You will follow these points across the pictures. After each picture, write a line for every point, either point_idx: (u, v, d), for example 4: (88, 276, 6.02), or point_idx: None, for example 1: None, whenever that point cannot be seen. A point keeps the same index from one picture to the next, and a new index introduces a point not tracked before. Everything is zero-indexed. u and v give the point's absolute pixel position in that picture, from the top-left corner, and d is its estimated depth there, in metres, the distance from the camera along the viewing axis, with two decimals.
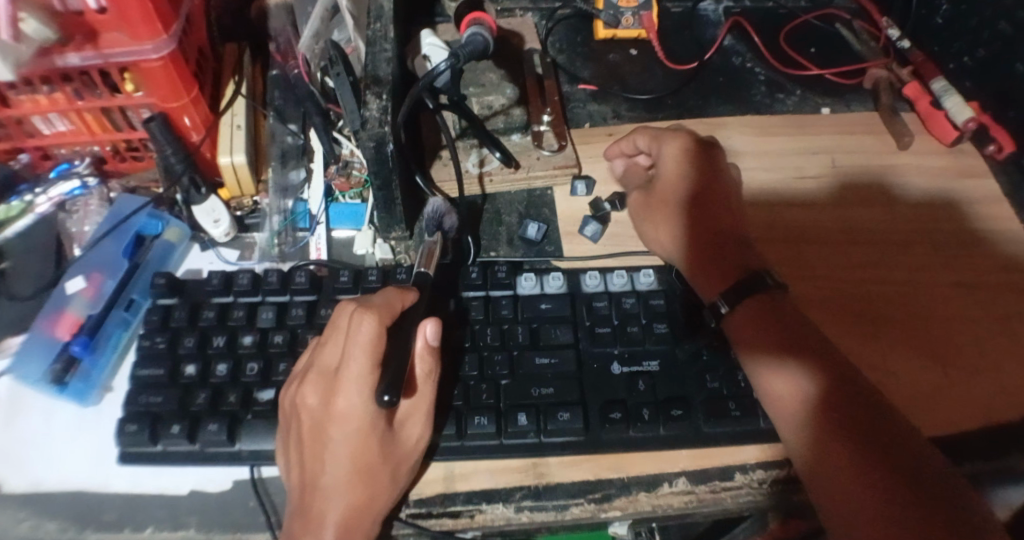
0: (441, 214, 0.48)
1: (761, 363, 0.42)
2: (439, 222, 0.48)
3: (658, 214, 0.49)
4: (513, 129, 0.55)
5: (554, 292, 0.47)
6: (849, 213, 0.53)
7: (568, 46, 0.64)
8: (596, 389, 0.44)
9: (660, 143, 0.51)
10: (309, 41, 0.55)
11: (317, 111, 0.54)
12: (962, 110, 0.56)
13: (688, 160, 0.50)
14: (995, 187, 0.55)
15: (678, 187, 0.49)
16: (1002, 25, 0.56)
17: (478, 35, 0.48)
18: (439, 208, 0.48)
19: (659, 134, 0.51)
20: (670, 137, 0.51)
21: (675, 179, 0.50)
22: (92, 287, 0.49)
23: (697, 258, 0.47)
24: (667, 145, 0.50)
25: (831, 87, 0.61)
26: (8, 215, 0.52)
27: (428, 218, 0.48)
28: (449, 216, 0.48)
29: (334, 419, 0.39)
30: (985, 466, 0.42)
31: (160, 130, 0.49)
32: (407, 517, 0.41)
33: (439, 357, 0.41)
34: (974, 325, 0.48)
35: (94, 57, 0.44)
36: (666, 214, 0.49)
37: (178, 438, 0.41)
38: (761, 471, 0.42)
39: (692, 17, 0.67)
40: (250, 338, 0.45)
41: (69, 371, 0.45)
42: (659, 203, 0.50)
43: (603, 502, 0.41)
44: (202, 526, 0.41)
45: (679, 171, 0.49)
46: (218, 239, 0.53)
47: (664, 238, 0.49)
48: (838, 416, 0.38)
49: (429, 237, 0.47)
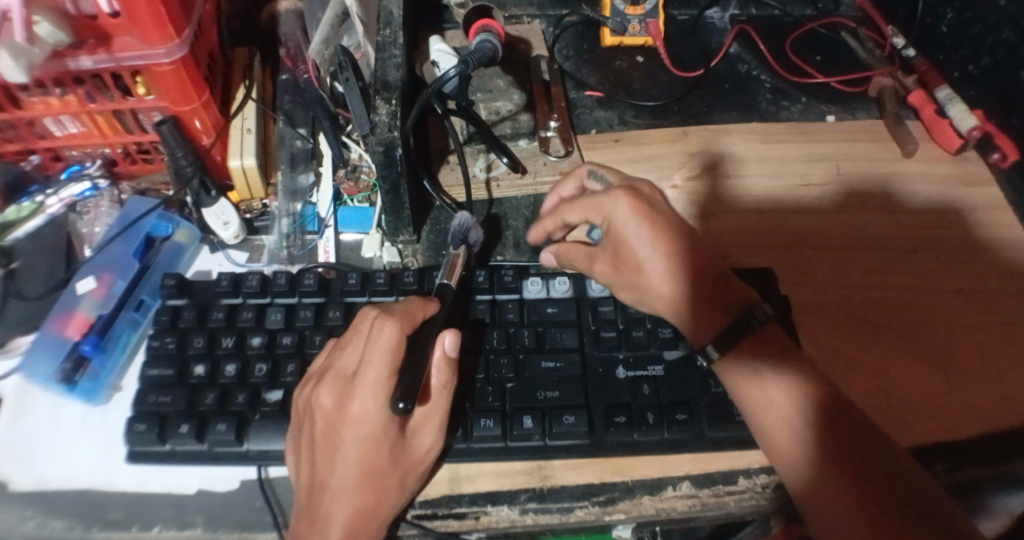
0: (467, 227, 0.49)
1: (751, 377, 0.42)
2: (465, 236, 0.48)
3: (636, 273, 0.45)
4: (520, 135, 0.56)
5: (559, 295, 0.48)
6: (853, 219, 0.54)
7: (574, 52, 0.65)
8: (601, 391, 0.44)
9: (609, 205, 0.46)
10: (319, 46, 0.56)
11: (327, 115, 0.55)
12: (966, 118, 0.56)
13: (645, 210, 0.46)
14: (997, 194, 0.55)
15: (651, 235, 0.45)
16: (1006, 33, 0.57)
17: (486, 42, 0.49)
18: (466, 221, 0.49)
19: (595, 200, 0.47)
20: (611, 194, 0.46)
21: (641, 232, 0.45)
22: (102, 287, 0.49)
23: (691, 288, 0.44)
24: (619, 203, 0.46)
25: (835, 94, 0.62)
26: (20, 214, 0.53)
27: (454, 231, 0.48)
28: (474, 231, 0.49)
29: (349, 423, 0.39)
30: (986, 472, 0.42)
31: (170, 132, 0.49)
32: (413, 518, 0.41)
33: (456, 369, 0.41)
34: (975, 331, 0.48)
35: (107, 60, 0.45)
36: (641, 274, 0.45)
37: (186, 438, 0.42)
38: (763, 475, 0.43)
39: (697, 25, 0.67)
40: (259, 339, 0.45)
41: (78, 370, 0.45)
42: (632, 263, 0.45)
43: (607, 505, 0.42)
44: (208, 525, 0.41)
45: (642, 221, 0.45)
46: (228, 241, 0.54)
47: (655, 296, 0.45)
48: (835, 420, 0.40)
49: (453, 250, 0.48)
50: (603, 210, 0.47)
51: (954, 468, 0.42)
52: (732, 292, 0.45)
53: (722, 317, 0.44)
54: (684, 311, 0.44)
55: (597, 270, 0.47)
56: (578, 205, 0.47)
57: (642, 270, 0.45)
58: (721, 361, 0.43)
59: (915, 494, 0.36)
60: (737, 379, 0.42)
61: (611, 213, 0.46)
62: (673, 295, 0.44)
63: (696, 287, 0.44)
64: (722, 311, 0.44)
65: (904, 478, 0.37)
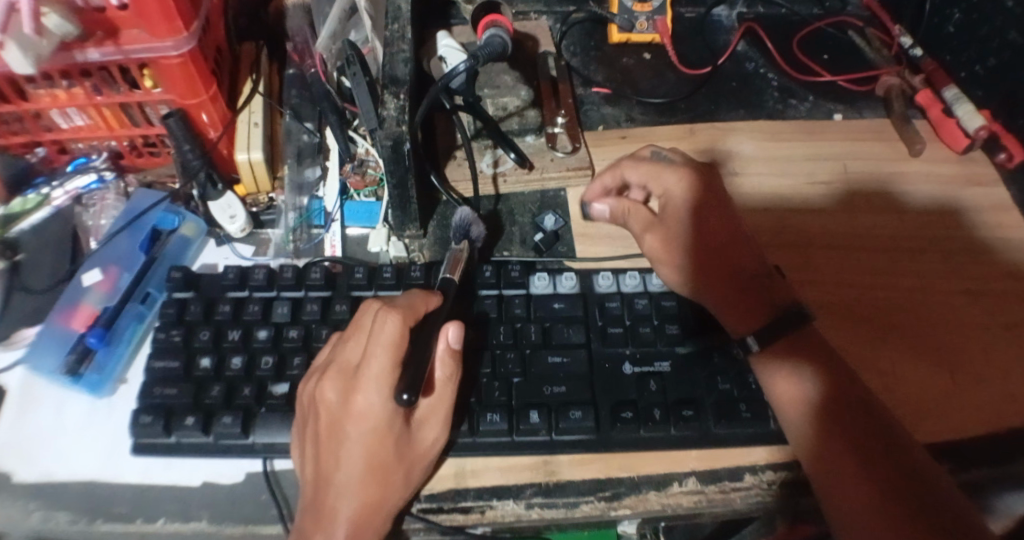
0: (468, 223, 0.49)
1: (776, 365, 0.43)
2: (466, 231, 0.48)
3: (676, 250, 0.47)
4: (528, 131, 0.56)
5: (566, 291, 0.48)
6: (858, 219, 0.54)
7: (581, 49, 0.65)
8: (608, 388, 0.44)
9: (670, 181, 0.49)
10: (326, 41, 0.56)
11: (333, 111, 0.55)
12: (973, 117, 0.56)
13: (699, 188, 0.48)
14: (1003, 195, 0.55)
15: (695, 209, 0.48)
16: (1013, 34, 0.57)
17: (496, 36, 0.48)
18: (466, 217, 0.49)
19: (658, 169, 0.49)
20: (674, 172, 0.49)
21: (689, 208, 0.48)
22: (108, 280, 0.50)
23: (724, 273, 0.46)
24: (679, 182, 0.48)
25: (842, 93, 0.62)
26: (25, 207, 0.53)
27: (456, 226, 0.49)
28: (476, 226, 0.49)
29: (352, 418, 0.39)
30: (993, 473, 0.43)
31: (178, 126, 0.50)
32: (418, 512, 0.41)
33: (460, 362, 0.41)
34: (980, 331, 0.48)
35: (115, 52, 0.45)
36: (677, 252, 0.47)
37: (191, 430, 0.42)
38: (769, 472, 0.42)
39: (705, 23, 0.68)
40: (265, 332, 0.45)
41: (84, 362, 0.45)
42: (674, 239, 0.47)
43: (612, 500, 0.42)
44: (213, 518, 0.41)
45: (691, 199, 0.48)
46: (234, 235, 0.53)
47: (689, 276, 0.46)
48: (841, 419, 0.40)
49: (457, 245, 0.48)
50: (663, 178, 0.49)
51: (959, 468, 0.43)
52: (753, 287, 0.45)
53: (750, 305, 0.45)
54: (713, 292, 0.46)
55: (649, 242, 0.48)
56: (642, 167, 0.50)
57: (678, 247, 0.47)
58: (759, 354, 0.43)
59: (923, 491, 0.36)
60: (763, 367, 0.43)
61: (668, 186, 0.49)
62: (694, 281, 0.46)
63: (728, 273, 0.46)
64: (746, 303, 0.45)
65: (915, 475, 0.37)
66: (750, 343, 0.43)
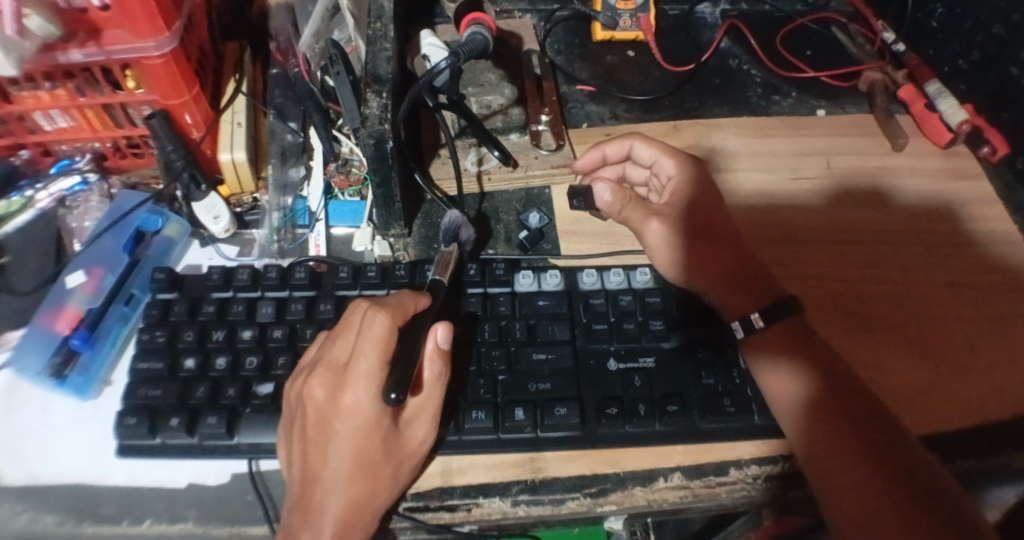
0: (457, 226, 0.49)
1: (767, 363, 0.43)
2: (456, 233, 0.49)
3: (673, 237, 0.47)
4: (511, 129, 0.56)
5: (551, 289, 0.48)
6: (844, 215, 0.54)
7: (566, 47, 0.65)
8: (593, 383, 0.44)
9: (677, 163, 0.50)
10: (310, 39, 0.56)
11: (317, 109, 0.55)
12: (956, 112, 0.56)
13: (702, 180, 0.49)
14: (987, 188, 0.55)
15: (694, 198, 0.49)
16: (997, 28, 0.57)
17: (477, 34, 0.48)
18: (456, 219, 0.49)
19: (663, 153, 0.51)
20: (679, 155, 0.50)
21: (691, 198, 0.49)
22: (92, 281, 0.49)
23: (722, 274, 0.46)
24: (681, 168, 0.50)
25: (826, 89, 0.62)
26: (9, 209, 0.53)
27: (445, 229, 0.49)
28: (466, 228, 0.49)
29: (340, 414, 0.39)
30: (979, 464, 0.43)
31: (161, 126, 0.50)
32: (405, 511, 0.41)
33: (449, 361, 0.42)
34: (967, 323, 0.48)
35: (97, 53, 0.45)
36: (673, 242, 0.47)
37: (176, 431, 0.42)
38: (755, 466, 0.43)
39: (689, 20, 0.68)
40: (250, 332, 0.45)
41: (68, 364, 0.45)
42: (670, 231, 0.47)
43: (599, 496, 0.42)
44: (199, 519, 0.41)
45: (689, 190, 0.49)
46: (218, 235, 0.53)
47: (683, 269, 0.47)
48: (831, 417, 0.41)
49: (446, 247, 0.48)
50: (672, 163, 0.50)
51: (948, 460, 0.43)
52: (744, 284, 0.46)
53: (740, 301, 0.45)
54: (708, 285, 0.46)
55: (653, 227, 0.48)
56: (651, 148, 0.51)
57: (674, 237, 0.47)
58: (747, 344, 0.44)
59: (916, 487, 0.37)
60: (755, 363, 0.44)
61: (671, 173, 0.50)
62: (687, 274, 0.47)
63: (726, 273, 0.46)
64: (740, 299, 0.45)
65: (907, 471, 0.38)
66: (756, 320, 0.44)
